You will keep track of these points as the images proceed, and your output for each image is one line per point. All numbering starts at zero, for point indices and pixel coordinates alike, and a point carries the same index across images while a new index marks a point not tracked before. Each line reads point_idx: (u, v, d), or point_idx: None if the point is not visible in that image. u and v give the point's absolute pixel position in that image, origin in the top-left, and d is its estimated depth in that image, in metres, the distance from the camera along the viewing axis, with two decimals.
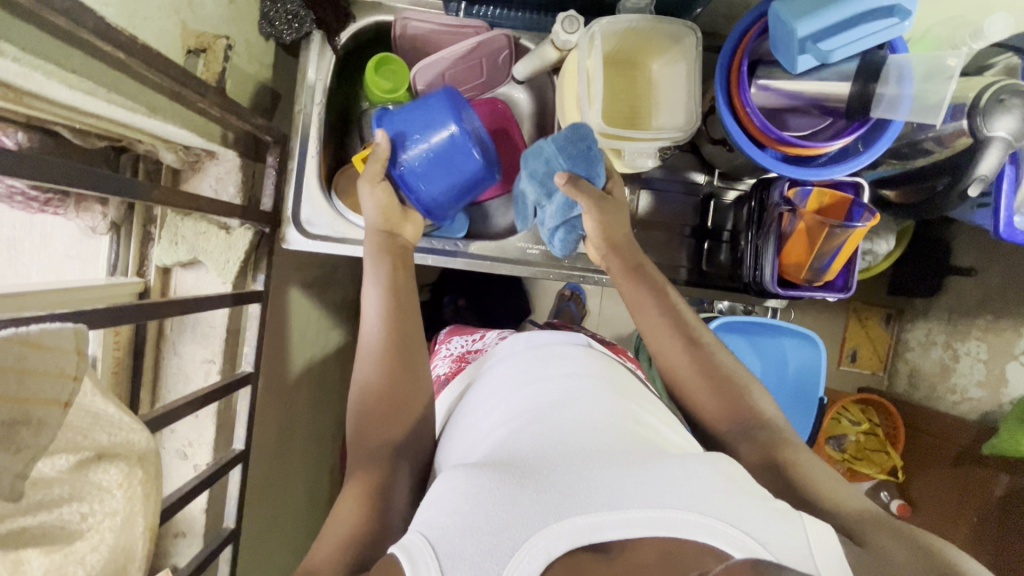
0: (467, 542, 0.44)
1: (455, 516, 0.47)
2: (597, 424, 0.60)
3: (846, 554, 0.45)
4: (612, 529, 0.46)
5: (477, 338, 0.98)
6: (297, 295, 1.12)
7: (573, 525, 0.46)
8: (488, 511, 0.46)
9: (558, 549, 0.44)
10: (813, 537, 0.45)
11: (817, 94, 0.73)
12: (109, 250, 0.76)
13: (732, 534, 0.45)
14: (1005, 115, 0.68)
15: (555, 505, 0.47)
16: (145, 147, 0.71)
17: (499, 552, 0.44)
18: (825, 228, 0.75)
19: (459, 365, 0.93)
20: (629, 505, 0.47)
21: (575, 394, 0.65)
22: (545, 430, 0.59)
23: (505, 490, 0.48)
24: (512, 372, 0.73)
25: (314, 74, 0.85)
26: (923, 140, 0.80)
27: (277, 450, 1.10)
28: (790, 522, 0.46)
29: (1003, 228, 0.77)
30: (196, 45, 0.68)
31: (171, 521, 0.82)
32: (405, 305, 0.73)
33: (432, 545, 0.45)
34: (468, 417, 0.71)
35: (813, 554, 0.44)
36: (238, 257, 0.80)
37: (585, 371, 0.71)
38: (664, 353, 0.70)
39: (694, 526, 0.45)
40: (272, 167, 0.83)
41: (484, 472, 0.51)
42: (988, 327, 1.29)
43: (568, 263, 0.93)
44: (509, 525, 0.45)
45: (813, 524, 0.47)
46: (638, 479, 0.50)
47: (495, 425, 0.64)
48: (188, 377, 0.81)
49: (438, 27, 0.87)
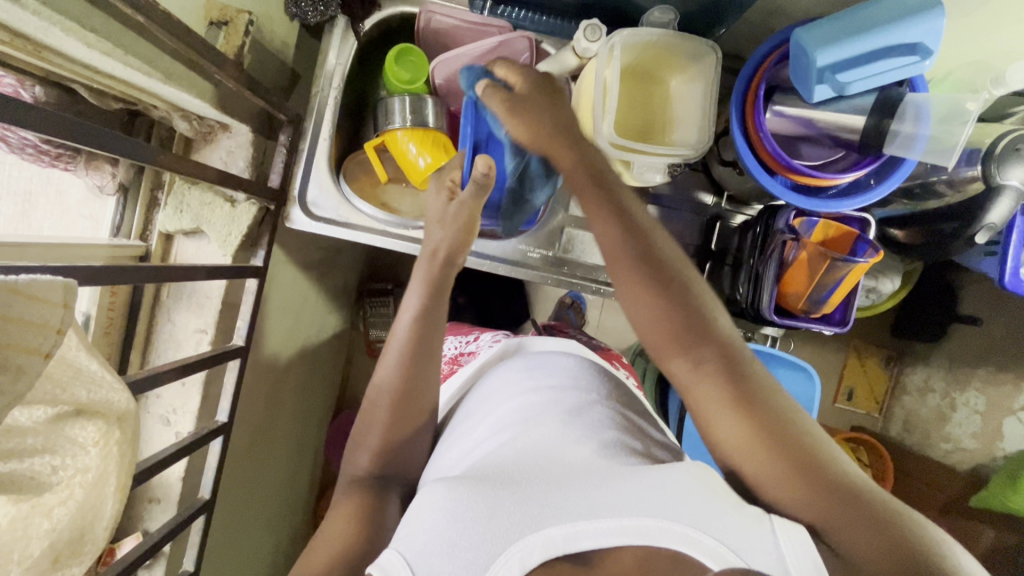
0: (444, 560, 0.47)
1: (433, 532, 0.49)
2: (585, 436, 0.62)
3: (821, 556, 0.47)
4: (588, 538, 0.49)
5: (471, 341, 0.97)
6: (295, 275, 1.13)
7: (549, 536, 0.48)
8: (466, 528, 0.48)
9: (534, 560, 0.48)
10: (784, 538, 0.48)
11: (832, 125, 0.73)
12: (114, 212, 0.77)
13: (703, 541, 0.48)
14: (1021, 163, 0.68)
15: (533, 517, 0.50)
16: (160, 114, 0.73)
17: (476, 565, 0.46)
18: (827, 260, 0.74)
19: (452, 368, 0.93)
20: (604, 515, 0.50)
21: (567, 403, 0.67)
22: (528, 443, 0.60)
23: (485, 503, 0.50)
24: (503, 381, 0.74)
25: (335, 58, 0.86)
26: (935, 183, 0.78)
27: (262, 427, 1.11)
28: (759, 528, 0.49)
29: (1008, 278, 0.77)
30: (219, 17, 0.69)
31: (147, 486, 0.82)
32: (434, 327, 0.70)
33: (410, 563, 0.47)
34: (459, 424, 0.73)
35: (782, 556, 0.47)
36: (241, 231, 0.80)
37: (576, 380, 0.72)
38: (631, 299, 0.61)
39: (671, 534, 0.48)
40: (283, 145, 0.83)
41: (465, 485, 0.53)
42: (988, 378, 1.27)
43: (568, 271, 0.93)
44: (487, 538, 0.48)
45: (783, 524, 0.50)
46: (614, 491, 0.52)
47: (480, 436, 0.66)
48: (178, 345, 0.82)
49: (461, 22, 0.88)
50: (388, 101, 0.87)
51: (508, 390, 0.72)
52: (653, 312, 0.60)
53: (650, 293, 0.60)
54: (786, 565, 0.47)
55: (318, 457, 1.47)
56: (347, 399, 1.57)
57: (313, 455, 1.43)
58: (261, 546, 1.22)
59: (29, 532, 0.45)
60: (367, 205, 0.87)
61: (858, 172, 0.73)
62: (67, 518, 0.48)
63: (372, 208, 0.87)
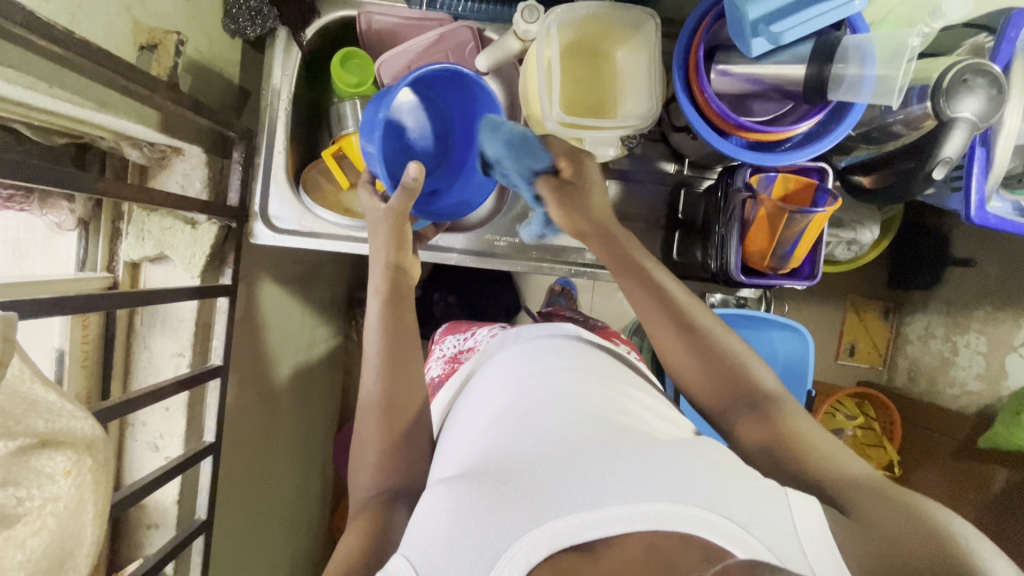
0: (448, 560, 0.46)
1: (435, 532, 0.48)
2: (587, 415, 0.60)
3: (833, 531, 0.47)
4: (594, 528, 0.47)
5: (468, 337, 0.98)
6: (277, 290, 1.14)
7: (554, 529, 0.47)
8: (468, 526, 0.48)
9: (539, 555, 0.46)
10: (800, 514, 0.47)
11: (776, 78, 0.72)
12: (77, 247, 0.78)
13: (714, 522, 0.47)
14: (970, 96, 0.68)
15: (537, 509, 0.48)
16: (109, 144, 0.74)
17: (481, 564, 0.46)
18: (785, 214, 0.73)
19: (453, 365, 0.94)
20: (610, 503, 0.49)
21: (564, 384, 0.65)
22: (527, 429, 0.58)
23: (485, 500, 0.49)
24: (504, 371, 0.72)
25: (281, 70, 0.86)
26: (893, 124, 0.78)
27: (261, 442, 1.12)
28: (775, 501, 0.48)
29: (975, 212, 0.76)
30: (149, 40, 0.67)
31: (144, 512, 0.84)
32: (405, 334, 0.71)
33: (415, 568, 0.46)
34: (458, 416, 0.72)
35: (797, 529, 0.46)
36: (204, 251, 0.81)
37: (574, 362, 0.69)
38: (671, 357, 0.68)
39: (676, 517, 0.47)
40: (238, 162, 0.83)
41: (462, 484, 0.51)
42: (987, 318, 1.26)
43: (536, 253, 0.91)
44: (488, 535, 0.47)
45: (798, 499, 0.49)
46: (618, 474, 0.51)
47: (479, 426, 0.64)
48: (158, 370, 0.83)
49: (400, 20, 0.88)
50: (340, 106, 0.90)
51: (507, 376, 0.70)
52: (690, 375, 0.66)
53: (687, 350, 0.67)
54: (801, 542, 0.46)
55: (327, 470, 1.49)
56: (351, 407, 1.59)
57: (320, 468, 1.44)
58: (275, 563, 1.23)
59: (2, 565, 0.46)
60: (330, 213, 0.87)
61: (811, 122, 0.72)
62: (42, 548, 0.49)
63: (335, 215, 0.88)
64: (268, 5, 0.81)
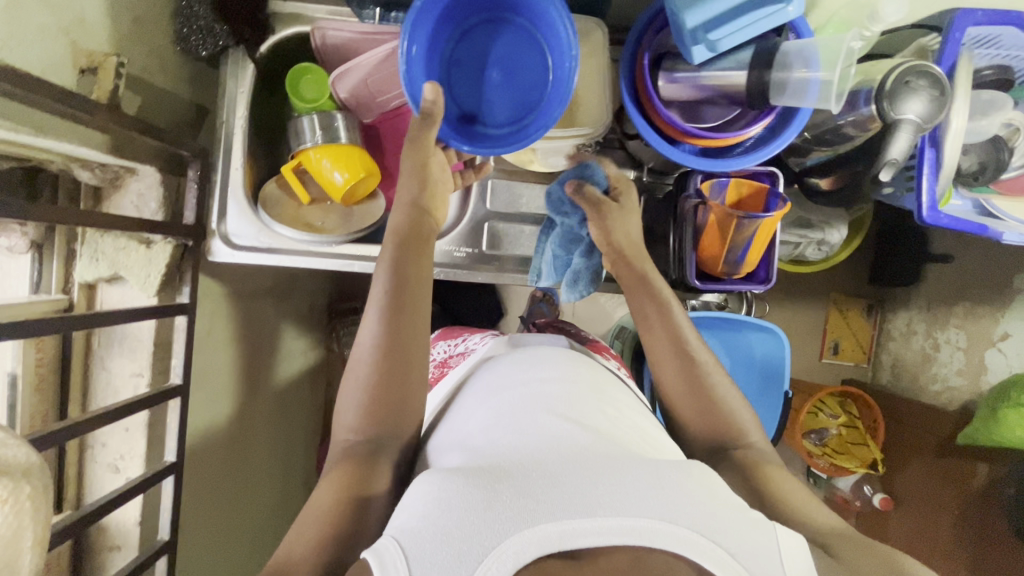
0: (437, 550, 0.44)
1: (424, 524, 0.46)
2: (583, 430, 0.59)
3: (815, 565, 0.48)
4: (585, 537, 0.44)
5: (460, 342, 0.96)
6: (248, 305, 1.14)
7: (545, 533, 0.44)
8: (459, 517, 0.46)
9: (527, 556, 0.44)
10: (781, 557, 0.48)
11: (720, 85, 0.72)
12: (31, 270, 0.77)
13: (705, 544, 0.45)
14: (914, 97, 0.68)
15: (527, 509, 0.46)
16: (59, 167, 0.74)
17: (468, 557, 0.43)
18: (733, 220, 0.72)
19: (442, 370, 0.92)
20: (602, 513, 0.46)
21: (558, 400, 0.64)
22: (521, 438, 0.57)
23: (477, 496, 0.47)
24: (497, 383, 0.71)
25: (236, 87, 0.86)
26: (843, 126, 0.78)
27: (235, 458, 1.12)
28: (762, 535, 0.48)
29: (927, 213, 0.76)
30: (89, 63, 0.67)
31: (106, 534, 0.83)
32: (409, 319, 0.68)
33: (404, 550, 0.45)
34: (451, 418, 0.70)
35: (783, 561, 0.46)
36: (159, 271, 0.81)
37: (568, 381, 0.69)
38: (666, 378, 0.72)
39: (664, 536, 0.45)
40: (194, 180, 0.84)
41: (457, 478, 0.50)
42: (967, 313, 1.26)
43: (496, 264, 0.91)
44: (478, 530, 0.45)
45: (785, 535, 0.49)
46: (613, 486, 0.49)
47: (474, 431, 0.63)
48: (117, 391, 0.83)
49: (354, 35, 0.88)
50: (296, 121, 0.88)
51: (499, 388, 0.69)
52: (684, 400, 0.70)
53: (681, 377, 0.71)
54: (786, 572, 0.46)
55: (311, 483, 1.48)
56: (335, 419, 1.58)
57: (303, 481, 1.44)
58: None
59: None
60: (287, 228, 0.87)
61: (759, 127, 0.73)
62: None
63: (293, 230, 0.87)
64: (217, 22, 0.80)
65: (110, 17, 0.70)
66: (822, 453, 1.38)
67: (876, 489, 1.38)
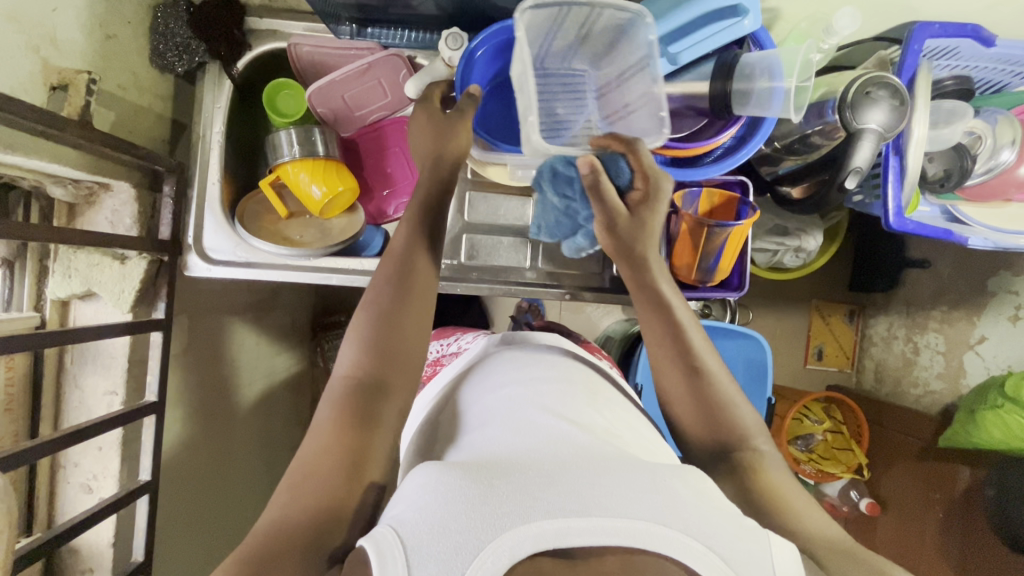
0: (434, 541, 0.43)
1: (422, 514, 0.46)
2: (584, 433, 0.59)
3: (804, 570, 0.46)
4: (578, 534, 0.44)
5: (452, 343, 0.95)
6: (226, 319, 1.13)
7: (540, 528, 0.44)
8: (457, 512, 0.45)
9: (522, 552, 0.43)
10: (779, 557, 0.46)
11: (686, 95, 0.74)
12: (2, 287, 0.76)
13: (696, 547, 0.45)
14: (874, 107, 0.70)
15: (525, 505, 0.46)
16: (30, 183, 0.73)
17: (465, 551, 0.43)
18: (704, 229, 0.74)
19: (435, 369, 0.90)
20: (596, 512, 0.46)
21: (557, 405, 0.64)
22: (520, 441, 0.57)
23: (474, 492, 0.47)
24: (494, 384, 0.71)
25: (212, 102, 0.87)
26: (811, 134, 0.81)
27: (212, 476, 1.10)
28: (756, 539, 0.47)
29: (893, 219, 0.77)
30: (60, 81, 0.67)
31: (79, 556, 0.82)
32: (411, 332, 0.63)
33: (403, 541, 0.44)
34: (446, 418, 0.70)
35: (773, 568, 0.45)
36: (133, 287, 0.80)
37: (568, 385, 0.69)
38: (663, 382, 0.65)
39: (657, 538, 0.45)
40: (169, 197, 0.83)
41: (456, 473, 0.49)
42: (943, 318, 1.28)
43: (475, 277, 0.91)
44: (476, 524, 0.44)
45: (778, 542, 0.48)
46: (606, 486, 0.48)
47: (470, 434, 0.63)
48: (92, 409, 0.81)
49: (331, 50, 0.89)
50: (274, 135, 0.87)
51: (496, 390, 0.69)
52: (679, 407, 0.64)
53: (679, 376, 0.64)
54: None
55: None
56: None
57: None
58: None
59: None
60: (264, 243, 0.87)
61: (728, 134, 0.74)
62: None
63: (271, 244, 0.87)
64: (195, 40, 0.84)
65: (83, 35, 0.70)
66: (807, 460, 1.37)
67: (862, 493, 1.38)
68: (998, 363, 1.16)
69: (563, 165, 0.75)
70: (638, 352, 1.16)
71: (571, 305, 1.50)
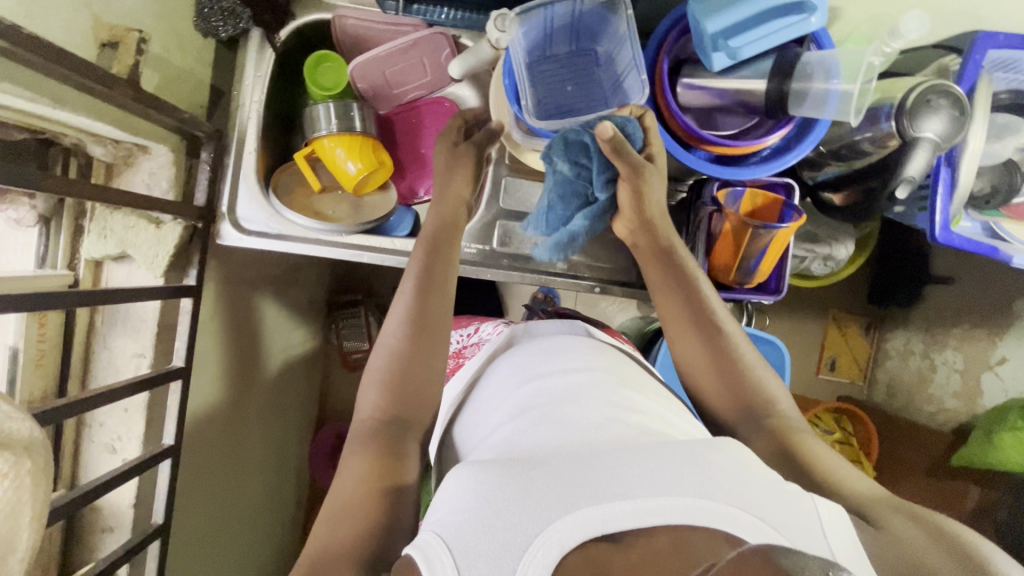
0: (480, 538, 0.43)
1: (464, 512, 0.46)
2: (612, 418, 0.59)
3: (856, 534, 0.46)
4: (624, 519, 0.44)
5: (473, 333, 0.94)
6: (248, 291, 1.13)
7: (586, 516, 0.44)
8: (500, 506, 0.45)
9: (571, 541, 0.43)
10: (827, 517, 0.46)
11: (739, 93, 0.72)
12: (37, 244, 0.76)
13: (745, 520, 0.44)
14: (933, 115, 0.68)
15: (567, 496, 0.45)
16: (71, 140, 0.72)
17: (513, 546, 0.43)
18: (749, 230, 0.72)
19: (458, 360, 0.89)
20: (640, 495, 0.46)
21: (584, 388, 0.64)
22: (551, 431, 0.57)
23: (515, 485, 0.46)
24: (518, 369, 0.71)
25: (254, 71, 0.86)
26: (860, 141, 0.79)
27: (229, 446, 1.11)
28: (802, 504, 0.47)
29: (939, 232, 0.76)
30: (110, 37, 0.67)
31: (99, 515, 0.82)
32: (435, 329, 0.69)
33: (447, 543, 0.44)
34: (473, 406, 0.70)
35: (827, 537, 0.45)
36: (167, 252, 0.80)
37: (593, 364, 0.69)
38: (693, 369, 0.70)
39: (705, 514, 0.44)
40: (206, 163, 0.84)
41: (494, 467, 0.49)
42: (964, 336, 1.27)
43: (506, 263, 0.91)
44: (521, 518, 0.44)
45: (826, 506, 0.47)
46: (646, 467, 0.48)
47: (500, 422, 0.63)
48: (119, 371, 0.82)
49: (376, 25, 0.89)
50: (313, 108, 0.87)
51: (521, 375, 0.69)
52: (712, 389, 0.68)
53: (712, 366, 0.68)
54: (828, 543, 0.44)
55: (302, 475, 1.47)
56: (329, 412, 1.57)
57: (294, 473, 1.43)
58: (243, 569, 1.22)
59: None
60: (299, 215, 0.86)
61: (777, 136, 0.73)
62: None
63: (305, 218, 0.87)
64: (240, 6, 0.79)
65: None
66: None
67: None
68: (1015, 387, 1.15)
69: (575, 129, 0.69)
70: (656, 351, 1.16)
71: (587, 299, 1.49)
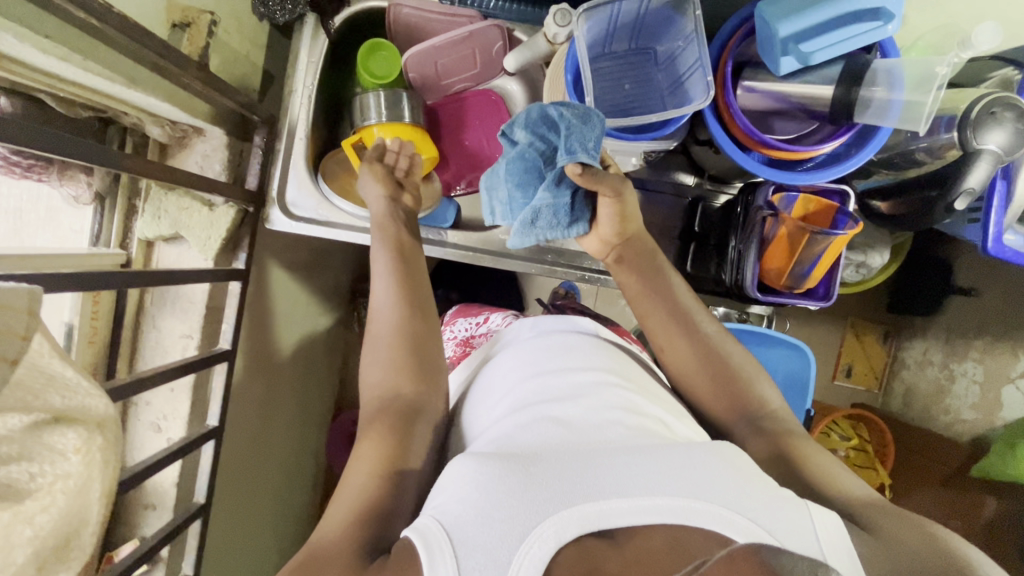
0: (478, 530, 0.42)
1: (464, 503, 0.44)
2: (615, 413, 0.56)
3: (856, 546, 0.44)
4: (621, 516, 0.43)
5: (481, 322, 0.93)
6: (282, 277, 1.13)
7: (581, 512, 0.43)
8: (497, 499, 0.43)
9: (568, 534, 0.42)
10: (823, 523, 0.45)
11: (803, 98, 0.73)
12: (93, 221, 0.77)
13: (740, 522, 0.43)
14: (997, 128, 0.68)
15: (564, 491, 0.44)
16: (131, 120, 0.73)
17: (510, 538, 0.42)
18: (806, 234, 0.74)
19: (465, 349, 0.90)
20: (638, 492, 0.45)
21: (589, 379, 0.61)
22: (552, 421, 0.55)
23: (513, 479, 0.45)
24: (517, 356, 0.68)
25: (307, 55, 0.86)
26: (916, 150, 0.79)
27: (258, 428, 1.12)
28: (799, 509, 0.45)
29: (991, 244, 0.76)
30: (182, 19, 0.69)
31: (143, 491, 0.83)
32: (420, 302, 0.67)
33: (447, 531, 0.43)
34: (469, 394, 0.68)
35: (820, 542, 0.43)
36: (220, 235, 0.80)
37: (596, 354, 0.66)
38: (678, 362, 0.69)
39: (697, 513, 0.43)
40: (259, 146, 0.85)
41: (495, 458, 0.47)
42: (986, 349, 1.27)
43: (550, 259, 0.91)
44: (519, 510, 0.43)
45: (821, 512, 0.45)
46: (644, 464, 0.47)
47: (497, 412, 0.60)
48: (166, 351, 0.82)
49: (428, 14, 0.88)
50: (363, 97, 0.86)
51: (519, 361, 0.66)
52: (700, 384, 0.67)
53: (694, 359, 0.68)
54: (822, 547, 0.43)
55: (320, 460, 1.48)
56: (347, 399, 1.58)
57: (313, 458, 1.44)
58: (263, 549, 1.23)
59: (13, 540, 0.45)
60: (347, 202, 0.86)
61: (835, 143, 0.73)
62: (50, 524, 0.48)
63: (352, 205, 0.87)
64: None
65: None
66: None
67: None
68: None
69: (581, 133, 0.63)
70: None
71: (608, 297, 1.50)
